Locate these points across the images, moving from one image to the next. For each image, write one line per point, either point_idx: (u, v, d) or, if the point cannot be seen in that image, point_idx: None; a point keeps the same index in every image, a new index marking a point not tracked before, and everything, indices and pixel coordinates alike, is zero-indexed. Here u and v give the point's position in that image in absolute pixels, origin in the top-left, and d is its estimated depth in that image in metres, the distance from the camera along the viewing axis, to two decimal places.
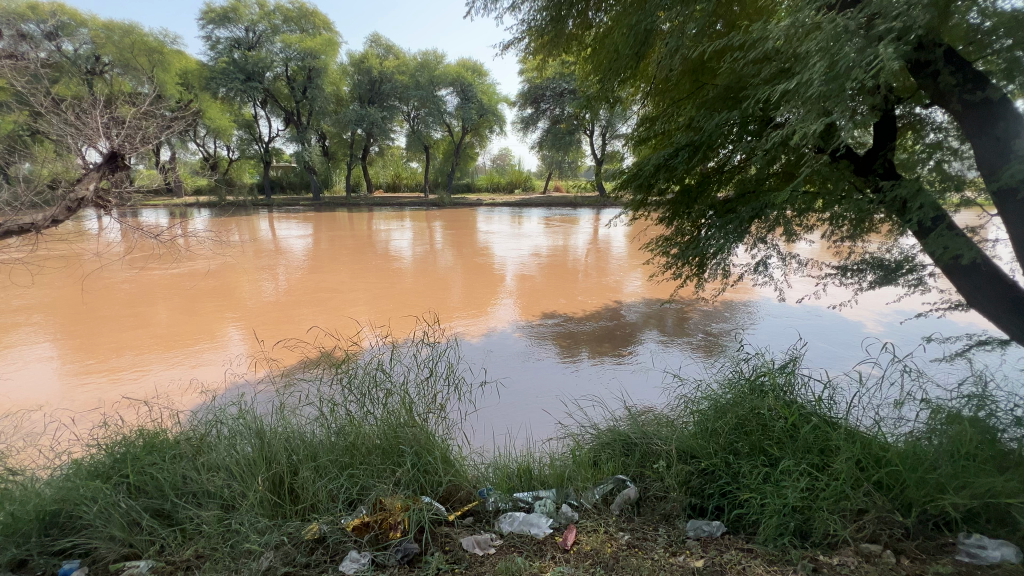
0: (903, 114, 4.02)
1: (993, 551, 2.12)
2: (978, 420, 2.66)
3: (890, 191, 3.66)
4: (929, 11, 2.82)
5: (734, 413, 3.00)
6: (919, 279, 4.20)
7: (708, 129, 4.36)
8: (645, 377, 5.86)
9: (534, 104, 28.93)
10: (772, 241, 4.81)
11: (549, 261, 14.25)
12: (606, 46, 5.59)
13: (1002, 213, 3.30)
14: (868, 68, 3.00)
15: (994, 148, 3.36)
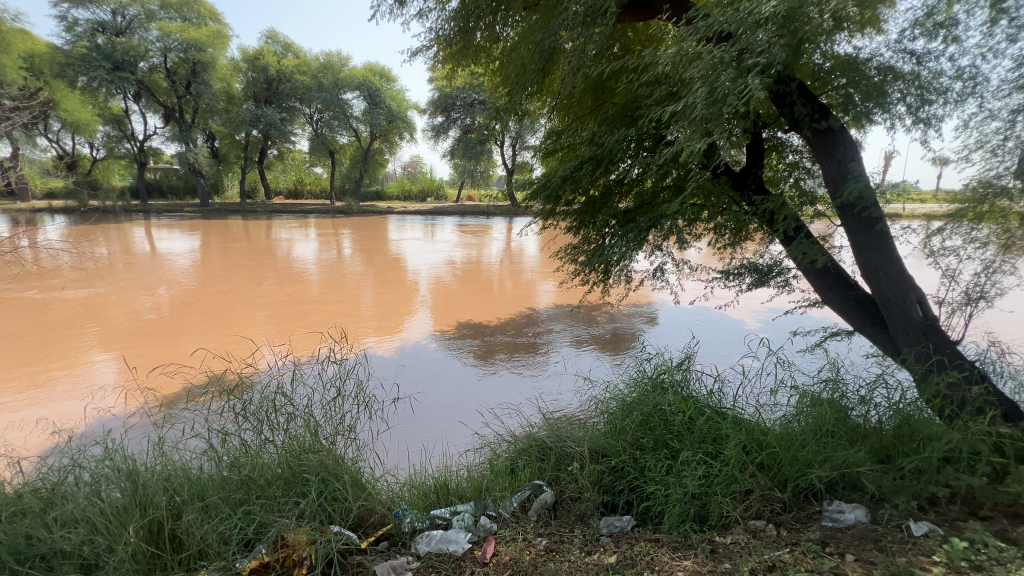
0: (769, 137, 4.61)
1: (849, 514, 2.47)
2: (834, 401, 3.10)
3: (761, 204, 4.17)
4: (784, 50, 3.28)
5: (639, 410, 3.20)
6: (786, 280, 4.81)
7: (609, 144, 4.66)
8: (558, 381, 6.04)
9: (445, 113, 28.85)
10: (667, 248, 5.23)
11: (463, 270, 14.19)
12: (513, 61, 5.75)
13: (845, 224, 3.90)
14: (739, 96, 3.40)
15: (835, 169, 3.99)
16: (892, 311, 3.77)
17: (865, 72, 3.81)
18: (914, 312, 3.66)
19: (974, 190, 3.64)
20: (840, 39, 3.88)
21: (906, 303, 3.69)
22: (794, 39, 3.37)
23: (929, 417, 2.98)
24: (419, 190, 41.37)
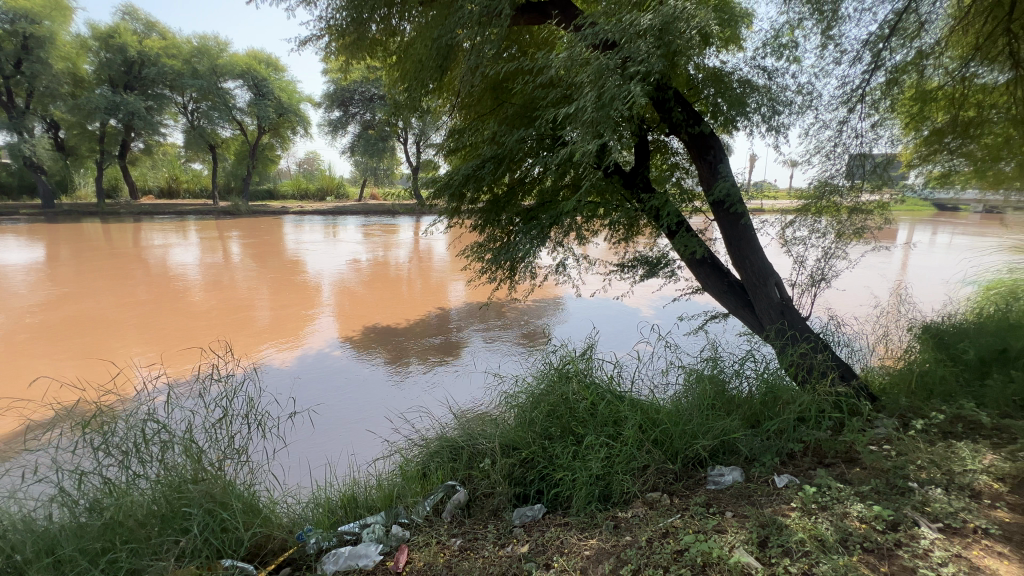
0: (654, 139, 5.02)
1: (728, 476, 2.78)
2: (713, 376, 3.47)
3: (648, 202, 4.53)
4: (660, 61, 3.59)
5: (547, 401, 3.33)
6: (672, 270, 5.29)
7: (509, 144, 4.76)
8: (470, 379, 6.05)
9: (342, 107, 27.40)
10: (567, 244, 5.47)
11: (369, 272, 13.60)
12: (410, 56, 5.63)
13: (718, 219, 4.38)
14: (624, 101, 3.66)
15: (708, 170, 4.48)
16: (756, 295, 4.31)
17: (730, 84, 4.34)
18: (773, 293, 4.22)
19: (817, 188, 4.44)
20: (709, 53, 4.37)
21: (766, 286, 4.24)
22: (669, 50, 3.69)
23: (787, 384, 3.46)
24: (317, 188, 38.84)
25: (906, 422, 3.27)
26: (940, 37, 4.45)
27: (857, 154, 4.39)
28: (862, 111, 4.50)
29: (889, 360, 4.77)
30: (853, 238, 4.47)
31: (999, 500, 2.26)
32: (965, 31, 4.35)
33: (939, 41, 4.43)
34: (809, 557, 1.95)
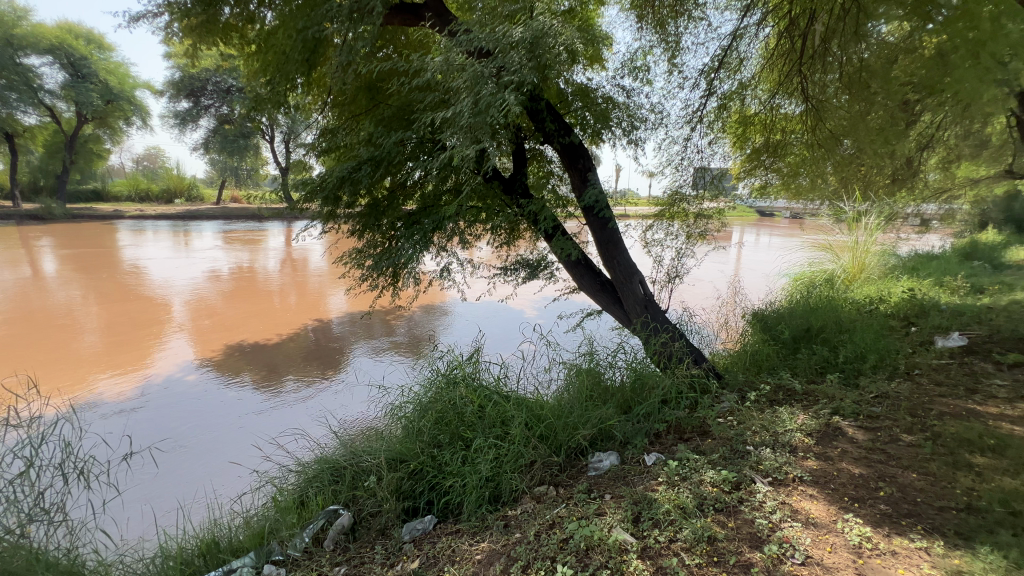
0: (530, 147, 5.26)
1: (606, 461, 2.99)
2: (591, 369, 3.73)
3: (526, 207, 4.72)
4: (532, 72, 3.77)
5: (435, 408, 3.27)
6: (551, 272, 5.59)
7: (386, 146, 4.61)
8: (353, 393, 5.70)
9: (192, 98, 24.03)
10: (451, 249, 5.45)
11: (231, 283, 12.10)
12: (272, 47, 5.15)
13: (589, 223, 4.74)
14: (498, 109, 3.76)
15: (579, 178, 4.82)
16: (624, 292, 4.74)
17: (594, 99, 4.73)
18: (638, 290, 4.67)
19: (669, 196, 5.06)
20: (575, 70, 4.72)
21: (632, 284, 4.69)
22: (539, 63, 3.89)
23: (652, 371, 3.85)
24: (161, 189, 33.52)
25: (744, 395, 3.85)
26: (755, 72, 5.37)
27: (699, 167, 5.08)
28: (702, 130, 5.22)
29: (730, 344, 5.59)
30: (699, 240, 5.17)
31: (809, 451, 2.76)
32: (772, 69, 5.31)
33: (755, 75, 5.34)
34: (674, 524, 2.17)
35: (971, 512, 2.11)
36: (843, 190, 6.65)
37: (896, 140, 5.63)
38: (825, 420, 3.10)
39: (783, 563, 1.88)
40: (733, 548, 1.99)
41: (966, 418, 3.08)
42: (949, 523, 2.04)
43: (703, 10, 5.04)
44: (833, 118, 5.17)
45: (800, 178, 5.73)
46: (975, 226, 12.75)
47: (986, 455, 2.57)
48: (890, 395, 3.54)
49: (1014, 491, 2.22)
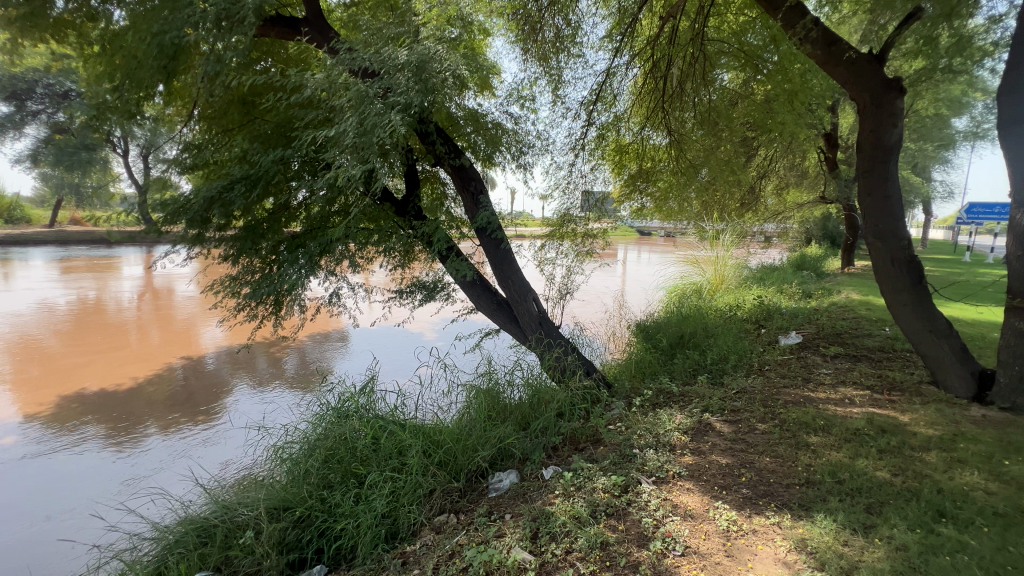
0: (422, 169, 5.26)
1: (505, 480, 3.00)
2: (489, 389, 3.75)
3: (421, 228, 4.67)
4: (419, 95, 3.77)
5: (325, 446, 3.05)
6: (448, 294, 5.56)
7: (263, 165, 4.27)
8: (228, 438, 5.07)
9: (15, 101, 20.14)
10: (341, 273, 5.17)
11: (70, 319, 10.18)
12: (120, 49, 4.54)
13: (483, 244, 4.85)
14: (383, 130, 3.68)
15: (471, 201, 4.92)
16: (519, 310, 4.89)
17: (485, 124, 4.86)
18: (532, 307, 4.84)
19: (559, 218, 5.36)
20: (466, 96, 4.83)
21: (527, 302, 4.85)
22: (426, 87, 3.90)
23: (547, 386, 3.97)
24: None
25: (630, 401, 4.15)
26: (627, 107, 5.97)
27: (583, 191, 5.47)
28: (585, 156, 5.62)
29: (618, 354, 6.01)
30: (587, 258, 5.53)
31: (686, 448, 3.03)
32: (640, 105, 5.94)
33: (627, 110, 5.94)
34: (570, 535, 2.23)
35: (809, 485, 2.48)
36: (704, 212, 7.62)
37: (740, 170, 6.61)
38: (697, 418, 3.46)
39: (666, 556, 2.03)
40: (623, 549, 2.10)
41: (803, 404, 3.63)
42: (794, 497, 2.37)
43: (579, 48, 5.50)
44: (692, 151, 5.95)
45: (669, 201, 6.44)
46: (804, 242, 15.35)
47: (819, 434, 3.05)
48: (747, 389, 4.07)
49: (839, 462, 2.66)
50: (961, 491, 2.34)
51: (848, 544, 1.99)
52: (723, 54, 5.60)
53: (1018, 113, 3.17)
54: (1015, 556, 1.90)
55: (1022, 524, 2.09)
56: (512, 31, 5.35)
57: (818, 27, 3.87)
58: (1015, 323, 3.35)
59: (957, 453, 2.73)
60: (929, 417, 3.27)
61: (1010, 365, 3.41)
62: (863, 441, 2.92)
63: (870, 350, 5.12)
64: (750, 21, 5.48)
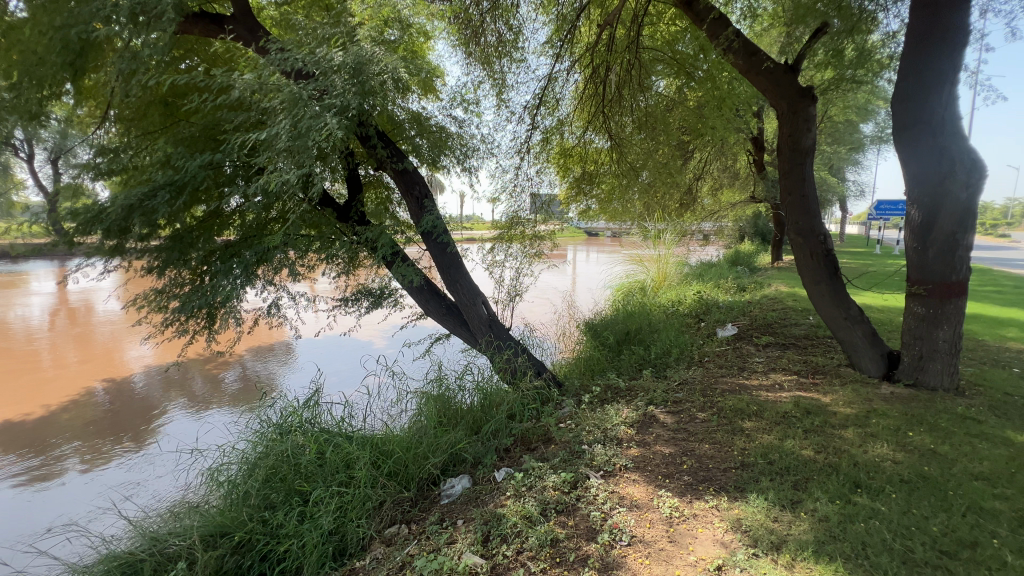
0: (364, 174, 5.15)
1: (457, 486, 2.98)
2: (440, 394, 3.70)
3: (364, 234, 4.56)
4: (356, 98, 3.68)
5: (265, 466, 2.90)
6: (395, 300, 5.45)
7: (189, 170, 4.01)
8: (157, 464, 4.71)
9: None
10: (280, 282, 4.94)
11: None
12: (18, 44, 4.12)
13: (429, 248, 4.82)
14: (319, 133, 3.56)
15: (416, 205, 4.87)
16: (468, 313, 4.89)
17: (429, 127, 4.82)
18: (481, 311, 4.84)
19: (507, 220, 5.39)
20: (409, 99, 4.77)
21: (475, 305, 4.85)
22: (363, 89, 3.82)
23: (498, 389, 3.99)
24: None
25: (580, 399, 4.24)
26: (570, 111, 6.11)
27: (530, 193, 5.53)
28: (530, 159, 5.69)
29: (568, 353, 6.13)
30: (535, 259, 5.63)
31: (632, 440, 3.14)
32: (582, 109, 6.10)
33: (570, 114, 6.07)
34: (520, 535, 2.25)
35: (744, 467, 2.64)
36: (646, 212, 7.94)
37: (676, 172, 6.94)
38: (643, 411, 3.59)
39: (613, 547, 2.09)
40: (573, 544, 2.14)
41: (739, 391, 3.87)
42: (730, 480, 2.51)
43: (521, 53, 5.57)
44: (632, 153, 6.17)
45: (613, 203, 6.66)
46: (738, 238, 16.33)
47: (753, 419, 3.25)
48: (688, 380, 4.28)
49: (771, 444, 2.85)
50: (874, 463, 2.57)
51: (778, 520, 2.13)
52: (658, 62, 5.85)
53: (908, 120, 3.53)
54: (918, 517, 2.11)
55: (923, 488, 2.33)
56: (454, 34, 5.35)
57: (740, 38, 4.15)
58: (915, 308, 3.72)
59: (871, 428, 3.00)
60: (847, 397, 3.58)
61: (912, 346, 3.79)
62: (791, 422, 3.15)
63: (796, 337, 5.53)
64: (681, 31, 5.77)
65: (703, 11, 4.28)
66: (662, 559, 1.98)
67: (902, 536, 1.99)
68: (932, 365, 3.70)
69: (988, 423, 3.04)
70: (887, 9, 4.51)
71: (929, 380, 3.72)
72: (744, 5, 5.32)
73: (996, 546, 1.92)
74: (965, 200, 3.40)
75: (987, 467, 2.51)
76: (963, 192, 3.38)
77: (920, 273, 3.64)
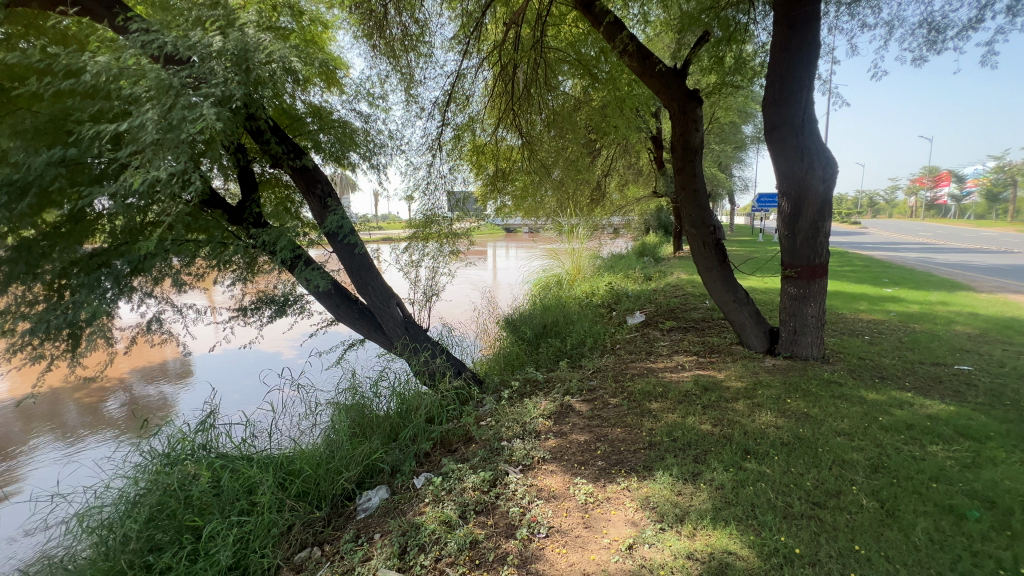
0: (259, 172, 4.73)
1: (374, 498, 2.85)
2: (353, 404, 3.51)
3: (260, 237, 4.18)
4: (239, 88, 3.35)
5: (147, 506, 2.53)
6: (302, 306, 5.07)
7: (32, 168, 3.40)
8: (10, 517, 3.98)
9: None
10: (163, 294, 4.35)
11: None
12: None
13: (336, 250, 4.55)
14: (195, 124, 3.19)
15: (319, 204, 4.56)
16: (382, 317, 4.69)
17: (333, 121, 4.61)
18: (396, 313, 4.68)
19: (422, 219, 5.26)
20: (313, 92, 4.58)
21: (389, 308, 4.68)
22: (247, 77, 3.50)
23: (416, 393, 3.87)
24: None
25: (500, 395, 4.27)
26: (481, 108, 6.08)
27: (445, 191, 5.54)
28: (442, 157, 5.59)
29: (489, 351, 6.14)
30: (452, 258, 5.48)
31: (549, 432, 3.21)
32: (492, 107, 6.10)
33: (481, 111, 6.05)
34: (439, 542, 2.19)
35: (651, 447, 2.80)
36: (559, 208, 8.16)
37: (583, 169, 7.22)
38: (560, 402, 3.69)
39: (532, 541, 2.11)
40: (492, 544, 2.13)
41: (646, 375, 4.12)
42: (640, 460, 2.66)
43: (428, 48, 5.42)
44: (544, 151, 6.29)
45: (527, 199, 6.76)
46: (644, 231, 17.43)
47: (659, 400, 3.47)
48: (602, 368, 4.48)
49: (675, 423, 3.06)
50: (760, 430, 2.85)
51: (681, 493, 2.29)
52: (564, 63, 6.00)
53: (776, 122, 3.95)
54: (796, 474, 2.38)
55: (798, 448, 2.63)
56: (354, 24, 5.05)
57: (633, 41, 4.40)
58: (789, 288, 4.20)
59: (757, 399, 3.34)
60: (738, 371, 3.96)
61: (788, 322, 4.27)
62: (691, 400, 3.42)
63: (695, 320, 6.02)
64: (583, 34, 5.98)
65: (600, 14, 4.47)
66: (578, 546, 2.03)
67: (783, 493, 2.23)
68: (804, 338, 4.21)
69: (846, 385, 3.53)
70: (756, 23, 5.04)
71: (803, 351, 4.23)
72: (638, 12, 5.64)
73: (854, 492, 2.21)
74: (822, 192, 3.92)
75: (847, 423, 2.90)
76: (820, 184, 3.88)
77: (791, 258, 4.13)
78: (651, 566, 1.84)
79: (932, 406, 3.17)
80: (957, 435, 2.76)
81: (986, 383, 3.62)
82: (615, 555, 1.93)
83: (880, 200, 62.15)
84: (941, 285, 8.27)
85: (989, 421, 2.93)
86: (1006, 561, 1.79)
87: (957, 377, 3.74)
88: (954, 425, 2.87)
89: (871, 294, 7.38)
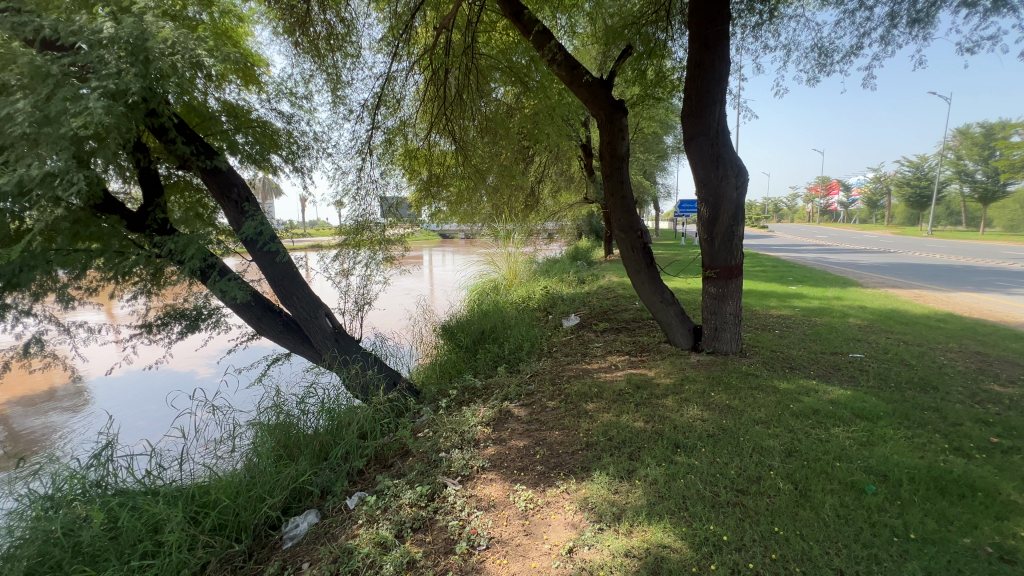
0: (165, 175, 4.30)
1: (303, 524, 2.65)
2: (278, 423, 3.25)
3: (166, 245, 3.78)
4: (137, 81, 3.02)
5: (24, 559, 2.17)
6: (218, 319, 4.65)
7: None
8: None
9: None
10: (47, 312, 3.78)
11: None
12: None
13: (255, 257, 4.24)
14: (78, 119, 2.82)
15: (235, 209, 4.22)
16: (309, 328, 4.43)
17: (251, 121, 4.30)
18: (325, 324, 4.43)
19: (353, 225, 5.05)
20: (228, 89, 4.27)
21: (318, 319, 4.42)
22: (146, 70, 3.16)
23: (347, 408, 3.68)
24: None
25: (437, 405, 4.17)
26: (412, 112, 5.96)
27: (377, 196, 5.33)
28: (373, 161, 5.41)
29: (425, 360, 5.99)
30: (387, 265, 5.28)
31: (488, 439, 3.16)
32: (425, 111, 5.97)
33: (412, 115, 5.94)
34: (374, 565, 2.06)
35: (588, 447, 2.85)
36: (495, 213, 8.18)
37: (518, 174, 7.28)
38: (498, 408, 3.66)
39: (472, 554, 2.05)
40: (431, 562, 2.05)
41: (583, 376, 4.20)
42: (577, 462, 2.69)
43: (355, 48, 5.21)
44: (478, 157, 6.28)
45: (461, 205, 6.70)
46: (577, 236, 17.96)
47: (594, 401, 3.55)
48: (539, 371, 4.51)
49: (610, 422, 3.13)
50: (688, 424, 3.00)
51: (617, 491, 2.35)
52: (495, 70, 6.02)
53: (694, 132, 4.20)
54: (722, 464, 2.52)
55: (722, 439, 2.79)
56: (274, 18, 4.76)
57: (561, 51, 4.51)
58: (709, 288, 4.47)
59: (684, 394, 3.51)
60: (666, 369, 4.15)
61: (709, 321, 4.55)
62: (625, 398, 3.53)
63: (626, 321, 6.26)
64: (513, 42, 6.02)
65: (528, 23, 4.51)
66: (519, 555, 2.01)
67: (710, 484, 2.35)
68: (724, 335, 4.50)
69: (761, 377, 3.81)
70: (675, 41, 5.37)
71: (722, 347, 4.52)
72: (566, 24, 5.84)
73: (772, 477, 2.38)
74: (735, 198, 4.21)
75: (764, 412, 3.12)
76: (734, 191, 4.19)
77: (710, 259, 4.39)
78: (590, 568, 1.85)
79: (833, 391, 3.50)
80: (855, 417, 3.07)
81: (874, 368, 4.08)
82: (556, 561, 1.93)
83: (784, 207, 68.60)
84: (835, 282, 9.26)
85: (878, 402, 3.29)
86: (899, 528, 2.00)
87: (851, 364, 4.17)
88: (852, 408, 3.19)
89: (779, 292, 8.10)
